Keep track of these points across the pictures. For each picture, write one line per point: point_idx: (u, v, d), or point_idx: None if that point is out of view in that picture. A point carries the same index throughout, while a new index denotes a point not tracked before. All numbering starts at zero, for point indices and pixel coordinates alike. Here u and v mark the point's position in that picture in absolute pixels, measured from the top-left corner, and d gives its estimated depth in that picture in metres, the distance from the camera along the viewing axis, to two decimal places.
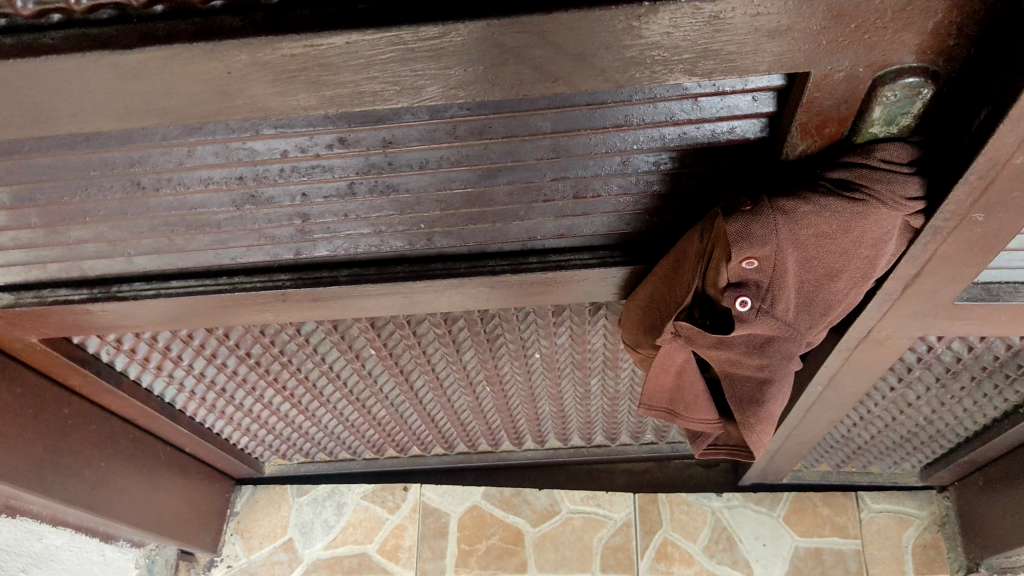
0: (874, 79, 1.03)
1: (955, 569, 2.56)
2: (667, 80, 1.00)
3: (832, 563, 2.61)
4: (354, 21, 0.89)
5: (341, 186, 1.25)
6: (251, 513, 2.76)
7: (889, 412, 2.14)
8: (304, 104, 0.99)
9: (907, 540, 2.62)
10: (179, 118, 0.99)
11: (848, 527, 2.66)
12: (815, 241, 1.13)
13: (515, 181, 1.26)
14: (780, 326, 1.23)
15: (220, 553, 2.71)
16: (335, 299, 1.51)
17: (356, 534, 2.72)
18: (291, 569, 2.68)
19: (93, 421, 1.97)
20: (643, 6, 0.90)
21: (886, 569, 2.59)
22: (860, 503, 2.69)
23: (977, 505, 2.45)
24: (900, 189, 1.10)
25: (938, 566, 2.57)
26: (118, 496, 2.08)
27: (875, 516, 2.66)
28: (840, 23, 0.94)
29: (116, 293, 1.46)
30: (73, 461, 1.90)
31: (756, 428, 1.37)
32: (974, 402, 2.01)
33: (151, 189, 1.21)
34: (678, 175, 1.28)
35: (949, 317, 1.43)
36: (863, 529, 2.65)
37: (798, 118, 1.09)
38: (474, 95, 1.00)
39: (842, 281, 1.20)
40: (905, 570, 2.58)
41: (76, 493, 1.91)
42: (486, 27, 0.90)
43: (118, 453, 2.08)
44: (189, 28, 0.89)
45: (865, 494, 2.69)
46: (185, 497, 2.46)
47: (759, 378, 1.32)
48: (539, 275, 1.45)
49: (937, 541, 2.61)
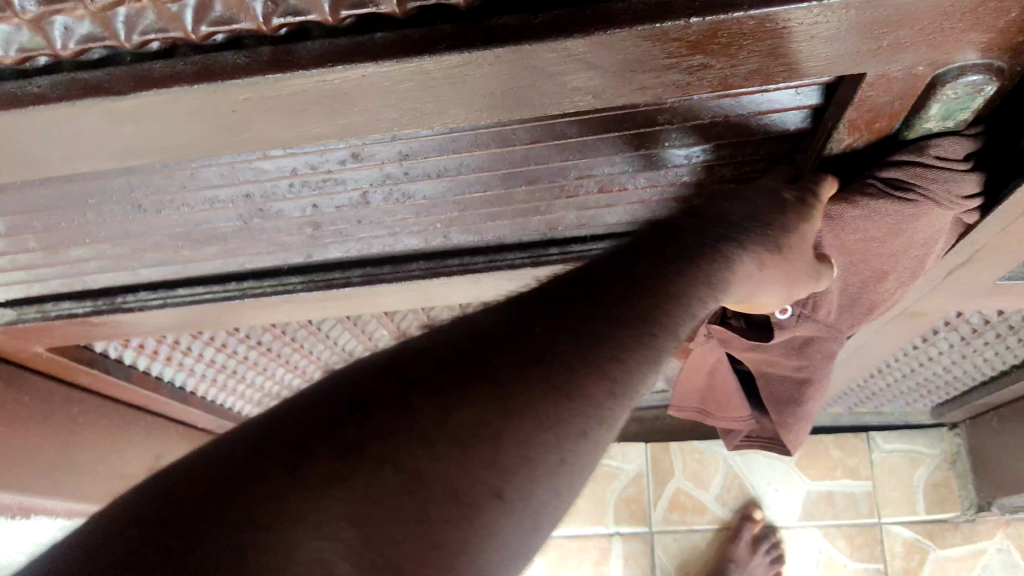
0: (933, 77, 0.94)
1: (966, 507, 2.58)
2: (709, 88, 0.93)
3: (844, 506, 2.67)
4: (369, 51, 0.81)
5: (353, 197, 1.18)
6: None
7: (906, 364, 2.14)
8: (317, 133, 0.92)
9: (918, 480, 2.66)
10: (183, 153, 0.93)
11: (859, 469, 2.71)
12: (864, 244, 1.13)
13: (538, 182, 1.19)
14: (823, 328, 1.24)
15: None
16: (349, 299, 1.46)
17: None
18: None
19: (106, 414, 1.97)
20: (692, 22, 0.80)
21: (897, 510, 2.63)
22: (872, 444, 2.73)
23: (991, 445, 2.48)
24: (955, 188, 1.05)
25: (949, 505, 2.61)
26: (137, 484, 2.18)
27: (888, 457, 2.70)
28: (905, 27, 0.85)
29: (121, 304, 1.41)
30: (86, 457, 1.93)
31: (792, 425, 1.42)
32: (995, 353, 2.00)
33: (153, 211, 1.14)
34: (710, 167, 1.20)
35: (987, 294, 1.39)
36: (874, 470, 2.70)
37: (848, 115, 1.00)
38: (498, 116, 0.93)
39: (892, 279, 1.20)
40: (916, 510, 2.62)
41: None
42: (516, 53, 0.82)
43: (133, 442, 2.11)
44: (189, 68, 0.81)
45: (877, 434, 2.74)
46: None
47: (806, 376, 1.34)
48: (561, 267, 1.39)
49: (949, 479, 2.64)
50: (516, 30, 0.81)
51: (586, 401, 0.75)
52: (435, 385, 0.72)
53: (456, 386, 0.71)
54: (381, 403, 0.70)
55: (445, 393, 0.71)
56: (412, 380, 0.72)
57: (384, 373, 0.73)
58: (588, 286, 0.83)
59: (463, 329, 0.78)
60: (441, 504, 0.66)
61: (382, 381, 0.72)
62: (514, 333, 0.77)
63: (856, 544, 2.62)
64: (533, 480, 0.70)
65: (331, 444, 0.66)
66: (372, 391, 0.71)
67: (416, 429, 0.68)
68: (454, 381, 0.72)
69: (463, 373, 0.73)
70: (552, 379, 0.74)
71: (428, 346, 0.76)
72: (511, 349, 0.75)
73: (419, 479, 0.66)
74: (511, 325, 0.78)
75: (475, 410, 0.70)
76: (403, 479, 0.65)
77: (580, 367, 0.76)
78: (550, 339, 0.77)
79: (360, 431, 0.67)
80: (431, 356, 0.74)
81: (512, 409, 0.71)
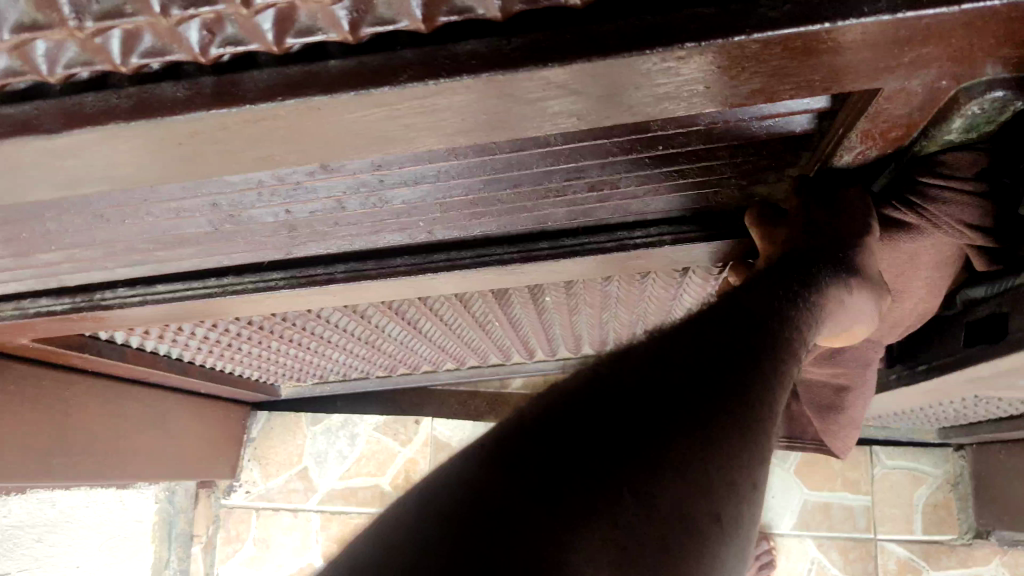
0: (958, 90, 0.84)
1: (963, 531, 2.72)
2: (704, 109, 0.84)
3: (841, 519, 2.78)
4: (325, 83, 0.73)
5: (328, 203, 1.11)
6: (266, 440, 3.08)
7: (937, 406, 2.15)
8: (278, 159, 0.85)
9: (918, 499, 2.77)
10: (131, 182, 0.88)
11: (860, 482, 2.80)
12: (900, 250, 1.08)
13: (522, 185, 1.11)
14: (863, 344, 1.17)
15: (238, 478, 3.04)
16: (335, 294, 1.41)
17: (369, 466, 3.02)
18: (307, 497, 3.00)
19: (98, 394, 2.03)
20: (684, 48, 0.71)
21: (895, 527, 2.75)
22: (873, 458, 2.82)
23: (993, 471, 2.60)
24: (961, 217, 1.00)
25: (947, 526, 2.74)
26: (134, 458, 2.22)
27: (888, 473, 2.80)
28: (925, 45, 0.75)
29: (100, 300, 1.38)
30: (83, 433, 1.99)
31: (838, 431, 1.34)
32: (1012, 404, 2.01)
33: (116, 220, 1.09)
34: (714, 166, 1.09)
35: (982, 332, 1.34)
36: (875, 485, 2.79)
37: (860, 126, 0.91)
38: (476, 138, 0.86)
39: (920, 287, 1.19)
40: (913, 529, 2.75)
41: (87, 468, 2.03)
42: (487, 82, 0.74)
43: (127, 418, 2.16)
44: (124, 103, 0.74)
45: (880, 450, 2.82)
46: (200, 432, 2.57)
47: (836, 385, 1.26)
48: (550, 261, 1.33)
49: (948, 501, 2.76)
50: (486, 57, 0.72)
51: (750, 446, 0.71)
52: (627, 439, 0.64)
53: (652, 445, 0.65)
54: (599, 424, 0.65)
55: (643, 454, 0.64)
56: (603, 435, 0.64)
57: (566, 414, 0.66)
58: (728, 332, 0.78)
59: (636, 372, 0.70)
60: (648, 561, 0.61)
61: (568, 426, 0.64)
62: (685, 373, 0.71)
63: (849, 558, 2.74)
64: (734, 506, 0.68)
65: (543, 498, 0.59)
66: (566, 453, 0.62)
67: (640, 451, 0.64)
68: (644, 433, 0.65)
69: (651, 421, 0.66)
70: (730, 432, 0.70)
71: (597, 388, 0.68)
72: (685, 390, 0.69)
73: (639, 506, 0.62)
74: (688, 373, 0.71)
75: (688, 431, 0.67)
76: (617, 535, 0.60)
77: (749, 411, 0.72)
78: (722, 391, 0.71)
79: (570, 497, 0.60)
80: (612, 405, 0.66)
81: (706, 470, 0.67)
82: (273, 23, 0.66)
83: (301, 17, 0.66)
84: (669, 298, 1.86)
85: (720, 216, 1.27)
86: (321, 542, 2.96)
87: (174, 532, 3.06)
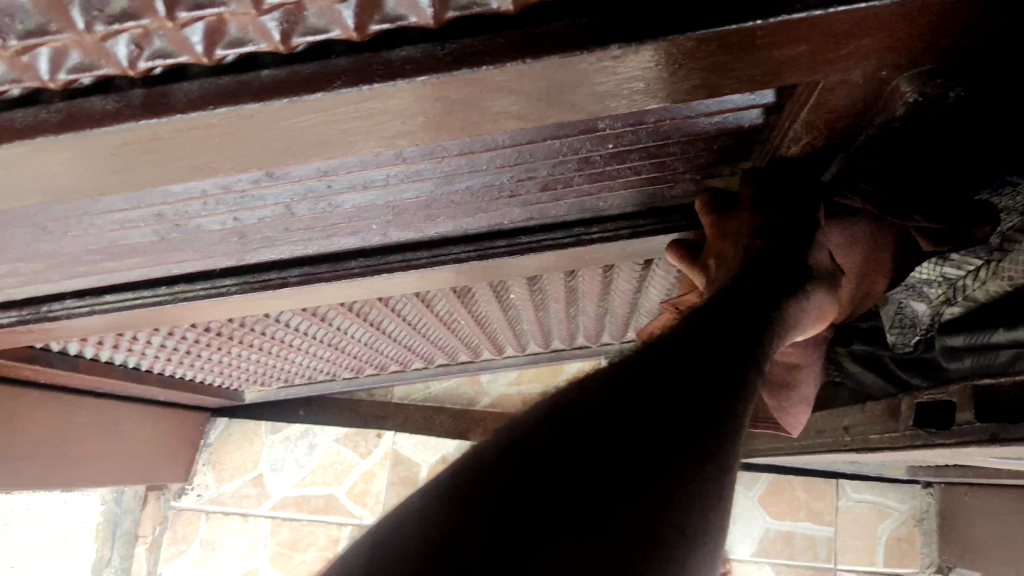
0: (897, 79, 0.83)
1: (926, 564, 2.89)
2: (646, 106, 0.84)
3: (801, 547, 2.97)
4: (259, 92, 0.71)
5: (276, 210, 1.09)
6: (224, 446, 3.10)
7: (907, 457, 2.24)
8: (218, 167, 0.84)
9: (882, 532, 2.95)
10: (65, 195, 0.86)
11: (823, 514, 2.99)
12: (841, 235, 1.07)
13: (473, 185, 1.09)
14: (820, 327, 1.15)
15: (191, 481, 3.05)
16: (290, 297, 1.39)
17: (325, 475, 3.05)
18: (257, 503, 3.03)
19: (43, 404, 2.02)
20: (617, 49, 0.71)
21: (855, 557, 2.93)
22: (840, 491, 3.01)
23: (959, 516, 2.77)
24: None
25: (908, 560, 2.91)
26: (81, 467, 2.22)
27: (852, 506, 2.99)
28: (860, 37, 0.75)
29: (47, 312, 1.36)
30: (22, 441, 1.98)
31: (790, 410, 1.25)
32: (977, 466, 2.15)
33: (57, 234, 1.07)
34: (667, 161, 1.09)
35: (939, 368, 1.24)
36: (839, 516, 2.98)
37: (804, 116, 0.91)
38: (418, 140, 0.84)
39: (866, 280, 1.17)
40: (874, 561, 2.93)
41: (29, 475, 2.03)
42: (423, 86, 0.73)
43: (76, 424, 2.16)
44: (53, 117, 0.73)
45: (847, 484, 3.01)
46: (150, 434, 2.55)
47: (788, 362, 1.21)
48: (506, 257, 1.32)
49: (912, 535, 2.93)
50: (420, 62, 0.71)
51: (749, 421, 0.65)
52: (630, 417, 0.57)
53: (667, 471, 0.55)
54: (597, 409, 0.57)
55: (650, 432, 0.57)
56: (605, 417, 0.57)
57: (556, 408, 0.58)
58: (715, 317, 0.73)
59: (634, 382, 0.61)
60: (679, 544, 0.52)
61: (563, 417, 0.57)
62: (672, 359, 0.65)
63: None
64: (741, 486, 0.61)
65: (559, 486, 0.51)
66: (572, 438, 0.54)
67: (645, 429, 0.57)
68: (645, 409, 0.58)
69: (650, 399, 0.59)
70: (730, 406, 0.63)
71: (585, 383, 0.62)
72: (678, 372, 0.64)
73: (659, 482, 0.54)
74: (682, 358, 0.66)
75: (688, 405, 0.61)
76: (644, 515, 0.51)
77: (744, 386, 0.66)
78: (730, 377, 0.66)
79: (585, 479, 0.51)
80: (621, 391, 0.60)
81: (728, 462, 0.60)
82: (202, 35, 0.65)
83: (231, 29, 0.65)
84: (635, 291, 1.86)
85: (680, 209, 1.25)
86: (269, 546, 2.98)
87: (119, 531, 3.04)
